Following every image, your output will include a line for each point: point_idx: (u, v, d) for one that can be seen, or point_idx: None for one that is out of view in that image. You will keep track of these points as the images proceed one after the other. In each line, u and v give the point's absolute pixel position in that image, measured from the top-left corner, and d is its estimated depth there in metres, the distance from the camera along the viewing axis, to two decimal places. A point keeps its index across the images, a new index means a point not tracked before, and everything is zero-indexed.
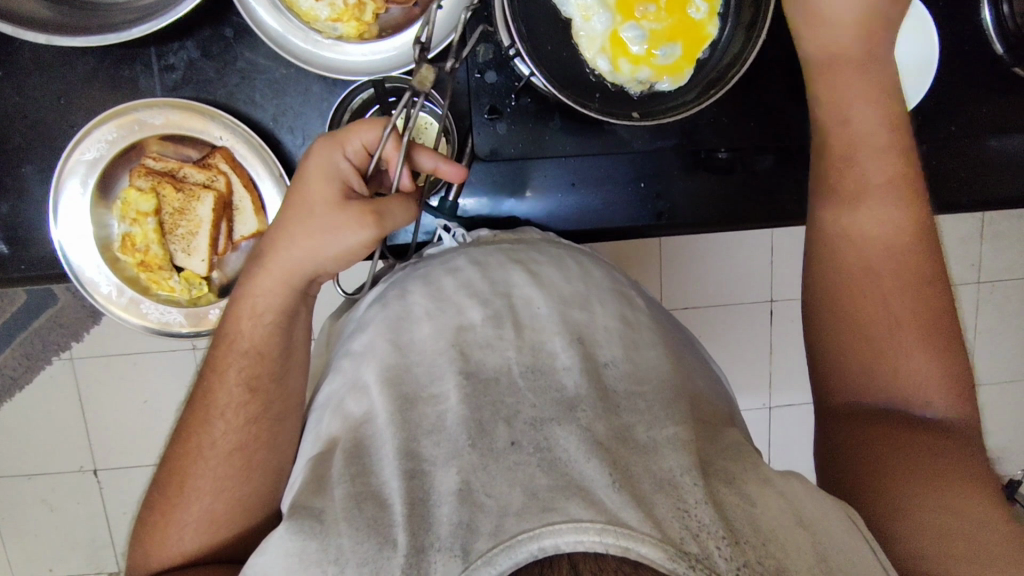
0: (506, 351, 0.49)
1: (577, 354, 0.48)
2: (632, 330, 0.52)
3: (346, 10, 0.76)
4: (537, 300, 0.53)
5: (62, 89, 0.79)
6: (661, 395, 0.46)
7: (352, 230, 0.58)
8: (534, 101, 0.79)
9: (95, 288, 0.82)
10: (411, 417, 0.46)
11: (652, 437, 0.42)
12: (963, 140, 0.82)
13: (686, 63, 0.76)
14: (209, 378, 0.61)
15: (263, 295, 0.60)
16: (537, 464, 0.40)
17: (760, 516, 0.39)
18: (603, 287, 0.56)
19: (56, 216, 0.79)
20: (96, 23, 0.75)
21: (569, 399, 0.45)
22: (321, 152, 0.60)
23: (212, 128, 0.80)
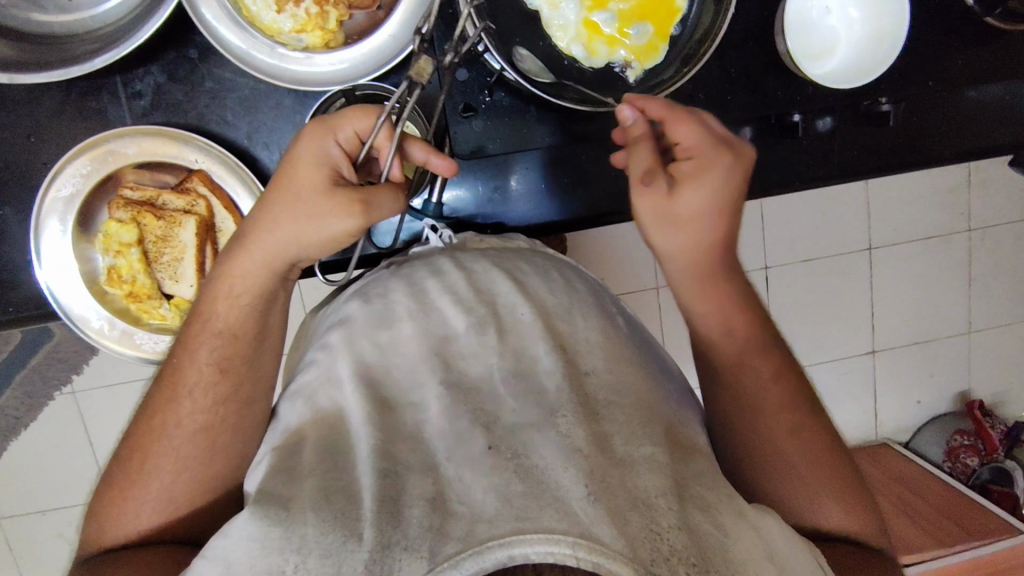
0: (488, 358, 0.42)
1: (558, 360, 0.42)
2: (612, 342, 0.46)
3: (310, 19, 0.73)
4: (521, 305, 0.46)
5: (32, 126, 0.76)
6: (639, 409, 0.41)
7: (335, 219, 0.49)
8: (509, 94, 0.75)
9: (86, 324, 0.80)
10: (391, 426, 0.39)
11: (629, 452, 0.37)
12: (948, 93, 0.78)
13: (660, 41, 0.72)
14: (176, 355, 0.51)
15: (243, 277, 0.51)
16: (513, 470, 0.35)
17: (734, 546, 0.35)
18: (585, 300, 0.50)
19: (39, 258, 0.77)
20: (62, 55, 0.72)
21: (549, 403, 0.39)
22: (305, 138, 0.50)
23: (186, 151, 0.78)
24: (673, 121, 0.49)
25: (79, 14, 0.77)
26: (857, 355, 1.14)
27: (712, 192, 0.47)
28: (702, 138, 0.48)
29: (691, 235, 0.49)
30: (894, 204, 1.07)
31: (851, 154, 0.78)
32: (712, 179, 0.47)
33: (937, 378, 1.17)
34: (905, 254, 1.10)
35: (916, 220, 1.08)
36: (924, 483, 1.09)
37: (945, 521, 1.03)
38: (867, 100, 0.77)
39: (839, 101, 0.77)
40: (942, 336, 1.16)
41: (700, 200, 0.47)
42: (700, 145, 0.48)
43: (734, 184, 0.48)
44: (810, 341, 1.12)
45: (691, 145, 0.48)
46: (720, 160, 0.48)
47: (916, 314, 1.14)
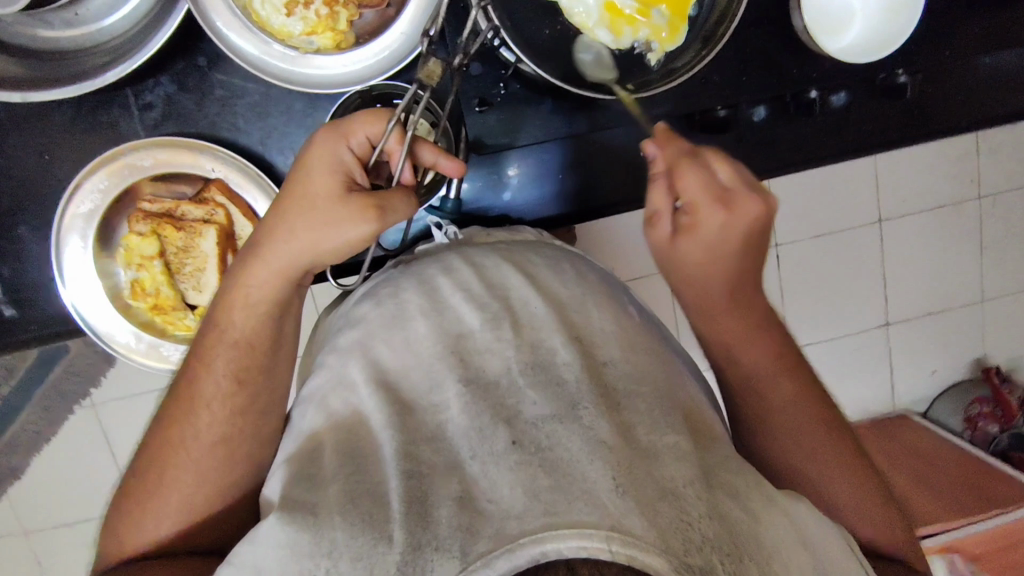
0: (505, 351, 0.41)
1: (575, 350, 0.41)
2: (629, 333, 0.45)
3: (320, 22, 0.72)
4: (535, 300, 0.45)
5: (44, 143, 0.77)
6: (661, 399, 0.40)
7: (349, 226, 0.48)
8: (523, 87, 0.74)
9: (112, 338, 0.80)
10: (410, 424, 0.39)
11: (653, 442, 0.37)
12: (959, 64, 0.76)
13: (681, 20, 0.70)
14: (192, 367, 0.49)
15: (258, 287, 0.49)
16: (539, 464, 0.35)
17: (764, 531, 0.34)
18: (598, 291, 0.50)
19: (63, 276, 0.77)
20: (71, 71, 0.72)
21: (569, 394, 0.38)
22: (318, 144, 0.50)
23: (202, 161, 0.78)
24: (680, 171, 0.48)
25: (83, 27, 0.76)
26: (872, 328, 1.12)
27: (710, 244, 0.49)
28: (706, 189, 0.48)
29: (693, 275, 0.51)
30: (902, 176, 1.05)
31: (864, 130, 0.77)
32: (712, 227, 0.48)
33: (953, 347, 1.15)
34: (920, 224, 1.08)
35: (927, 189, 1.06)
36: (941, 454, 1.07)
37: (959, 489, 1.02)
38: (883, 73, 0.76)
39: (853, 77, 0.75)
40: (952, 306, 1.13)
41: (699, 252, 0.49)
42: (701, 199, 0.48)
43: (734, 236, 0.48)
44: (824, 320, 1.10)
45: (694, 197, 0.48)
46: (717, 218, 0.48)
47: (928, 284, 1.12)
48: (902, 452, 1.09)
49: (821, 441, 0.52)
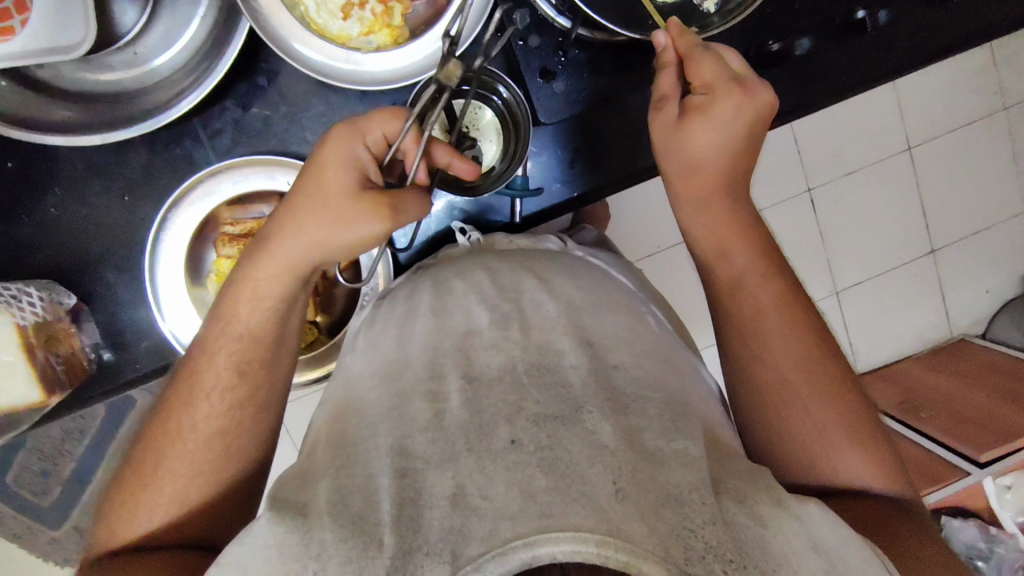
0: (511, 350, 0.40)
1: (584, 355, 0.40)
2: (642, 338, 0.44)
3: (376, 20, 0.70)
4: (547, 303, 0.44)
5: (125, 185, 0.73)
6: (670, 404, 0.38)
7: (364, 224, 0.50)
8: (585, 50, 0.69)
9: None
10: (406, 414, 0.38)
11: (661, 448, 0.34)
12: None
13: None
14: (196, 360, 0.49)
15: (268, 280, 0.49)
16: (537, 465, 0.33)
17: (773, 540, 0.32)
18: (618, 300, 0.48)
19: (161, 310, 0.73)
20: (135, 110, 0.72)
21: (573, 397, 0.37)
22: (332, 141, 0.51)
23: (276, 173, 0.73)
24: (693, 58, 0.53)
25: (142, 66, 0.75)
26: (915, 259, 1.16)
27: (722, 124, 0.52)
28: (721, 74, 0.52)
29: (697, 158, 0.53)
30: (922, 101, 1.10)
31: (917, 41, 0.71)
32: (725, 108, 0.52)
33: (1009, 265, 1.18)
34: (927, 155, 1.12)
35: (951, 112, 1.11)
36: (1016, 366, 1.09)
37: (1011, 411, 1.03)
38: None
39: None
40: (997, 221, 1.17)
41: (709, 132, 0.52)
42: (716, 80, 0.52)
43: (744, 121, 0.52)
44: (862, 261, 1.15)
45: (708, 80, 0.52)
46: (734, 97, 0.52)
47: (964, 203, 1.15)
48: (983, 371, 1.11)
49: (814, 383, 0.47)
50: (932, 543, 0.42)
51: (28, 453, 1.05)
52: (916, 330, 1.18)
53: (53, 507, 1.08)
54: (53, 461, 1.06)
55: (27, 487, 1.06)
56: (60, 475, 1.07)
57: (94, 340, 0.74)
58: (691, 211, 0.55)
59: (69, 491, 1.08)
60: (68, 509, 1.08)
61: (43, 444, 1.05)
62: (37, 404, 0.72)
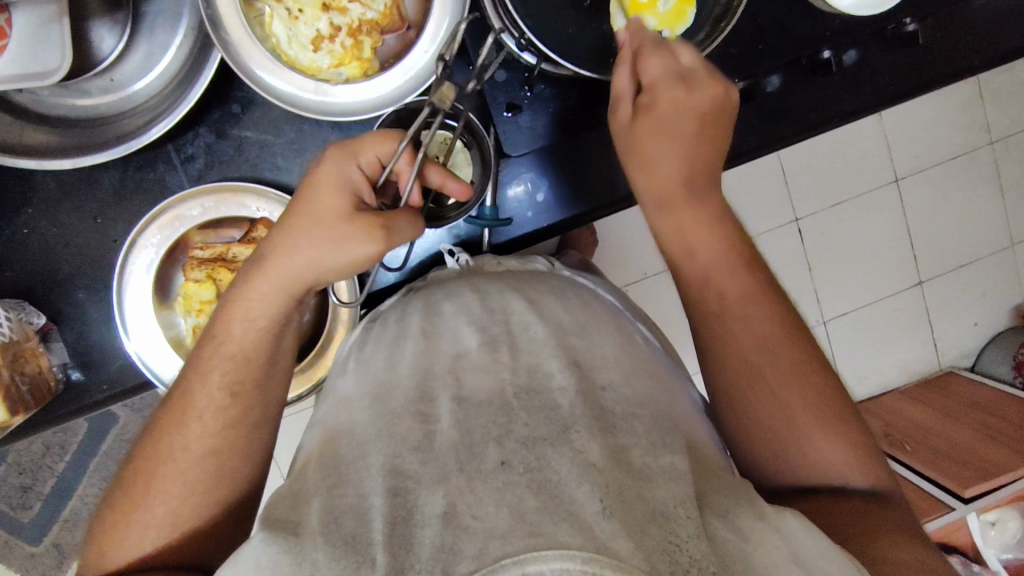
0: (500, 373, 0.41)
1: (572, 376, 0.41)
2: (627, 357, 0.45)
3: (346, 53, 0.71)
4: (535, 326, 0.45)
5: (96, 206, 0.73)
6: (656, 422, 0.40)
7: (358, 245, 0.50)
8: (551, 86, 0.71)
9: None
10: (398, 434, 0.39)
11: (647, 465, 0.36)
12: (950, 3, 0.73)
13: (686, 6, 0.66)
14: (187, 383, 0.49)
15: (262, 301, 0.50)
16: (526, 485, 0.34)
17: (755, 554, 0.33)
18: (603, 318, 0.50)
19: (126, 329, 0.72)
20: (110, 135, 0.72)
21: (561, 418, 0.38)
22: (326, 164, 0.52)
23: (248, 202, 0.74)
24: (648, 54, 0.55)
25: (119, 92, 0.76)
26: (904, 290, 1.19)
27: (665, 121, 0.53)
28: (667, 72, 0.54)
29: (647, 157, 0.54)
30: (910, 135, 1.13)
31: (885, 82, 0.74)
32: (665, 103, 0.53)
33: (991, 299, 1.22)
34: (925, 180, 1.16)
35: (937, 143, 1.14)
36: (996, 401, 1.14)
37: (994, 448, 1.08)
38: (891, 24, 0.73)
39: (864, 32, 0.73)
40: (982, 255, 1.21)
41: (655, 129, 0.54)
42: (661, 76, 0.54)
43: (688, 115, 0.54)
44: (848, 290, 1.18)
45: (655, 76, 0.54)
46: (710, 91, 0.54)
47: (945, 237, 1.19)
48: (963, 407, 1.15)
49: (789, 369, 0.48)
50: (912, 539, 0.43)
51: (9, 465, 1.03)
52: (898, 360, 1.22)
53: (30, 523, 1.05)
54: (31, 476, 1.03)
55: (7, 501, 1.04)
56: (39, 489, 1.04)
57: (62, 360, 0.73)
58: (659, 218, 0.55)
59: (46, 505, 1.05)
60: (45, 526, 1.05)
61: (23, 459, 1.03)
62: (2, 424, 0.69)
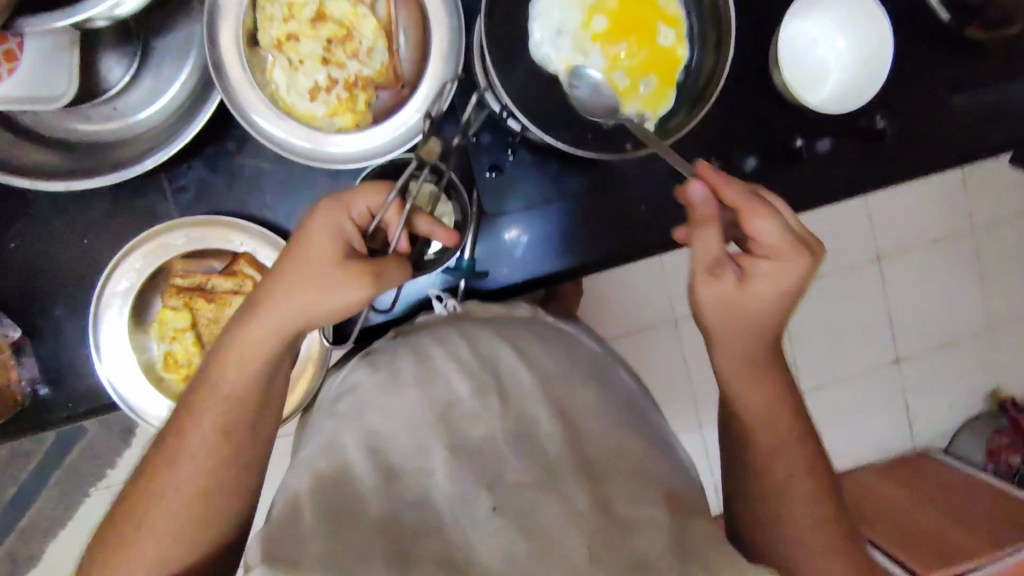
0: (491, 421, 0.44)
1: (558, 424, 0.43)
2: (612, 409, 0.47)
3: (341, 104, 0.74)
4: (522, 370, 0.48)
5: (84, 227, 0.74)
6: (635, 471, 0.42)
7: (348, 290, 0.52)
8: (531, 152, 0.76)
9: (146, 414, 0.77)
10: (393, 490, 0.41)
11: (628, 514, 0.38)
12: (931, 100, 0.76)
13: (669, 89, 0.72)
14: (178, 419, 0.50)
15: (255, 345, 0.51)
16: (517, 532, 0.37)
17: None
18: (587, 369, 0.51)
19: (98, 351, 0.74)
20: (105, 161, 0.73)
21: (549, 466, 0.41)
22: (320, 213, 0.54)
23: (232, 237, 0.76)
24: (754, 216, 0.53)
25: (121, 120, 0.77)
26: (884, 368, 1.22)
27: (779, 287, 0.54)
28: (784, 239, 0.53)
29: (745, 308, 0.55)
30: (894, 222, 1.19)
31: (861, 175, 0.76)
32: (781, 271, 0.54)
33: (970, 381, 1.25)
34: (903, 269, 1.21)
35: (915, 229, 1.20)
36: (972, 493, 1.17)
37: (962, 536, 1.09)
38: (862, 119, 0.76)
39: (836, 123, 0.75)
40: (961, 340, 1.25)
41: (765, 294, 0.54)
42: (780, 244, 0.53)
43: (796, 284, 0.55)
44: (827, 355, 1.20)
45: (773, 242, 0.53)
46: (798, 262, 0.54)
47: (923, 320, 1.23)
48: (935, 489, 1.19)
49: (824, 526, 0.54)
50: None
51: None
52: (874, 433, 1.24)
53: None
54: None
55: None
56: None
57: (32, 374, 0.74)
58: (727, 368, 0.58)
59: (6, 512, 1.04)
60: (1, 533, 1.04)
61: None
62: None
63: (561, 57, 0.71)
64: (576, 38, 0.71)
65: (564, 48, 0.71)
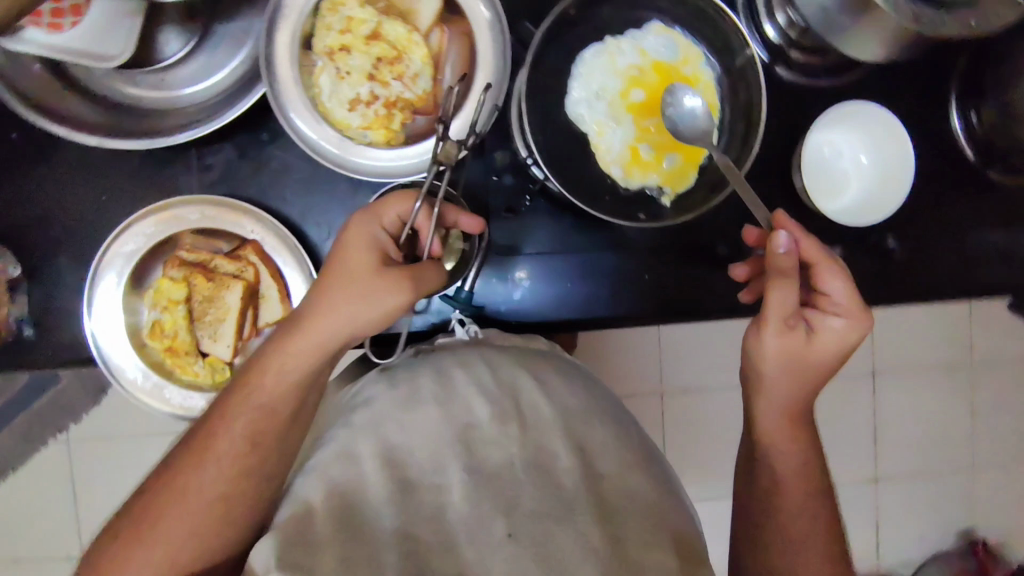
0: (510, 447, 0.46)
1: (574, 457, 0.46)
2: (625, 444, 0.49)
3: (377, 120, 0.76)
4: (543, 406, 0.50)
5: (104, 184, 0.78)
6: (645, 507, 0.44)
7: (388, 296, 0.54)
8: (548, 201, 0.80)
9: (121, 373, 0.78)
10: (408, 503, 0.44)
11: (638, 551, 0.41)
12: (948, 231, 0.81)
13: (690, 169, 0.78)
14: (214, 419, 0.54)
15: (296, 358, 0.54)
16: (534, 561, 0.40)
17: None
18: (600, 401, 0.54)
19: (90, 307, 0.76)
20: (142, 126, 0.75)
21: (568, 499, 0.43)
22: (354, 225, 0.56)
23: (245, 223, 0.78)
24: (829, 274, 0.61)
25: (167, 91, 0.80)
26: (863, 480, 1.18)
27: (842, 345, 0.61)
28: (850, 299, 0.61)
29: (806, 359, 0.62)
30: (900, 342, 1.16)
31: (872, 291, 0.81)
32: (846, 329, 0.61)
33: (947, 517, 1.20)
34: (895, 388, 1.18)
35: (923, 352, 1.17)
36: None
37: None
38: (875, 237, 0.81)
39: (851, 234, 0.81)
40: (945, 474, 1.19)
41: (831, 349, 0.62)
42: (848, 304, 0.61)
43: (850, 345, 0.62)
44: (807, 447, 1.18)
45: (842, 301, 0.61)
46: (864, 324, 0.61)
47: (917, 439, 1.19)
48: None
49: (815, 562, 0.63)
50: None
51: None
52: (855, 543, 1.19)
53: None
54: None
55: None
56: None
57: (20, 314, 0.77)
58: (761, 409, 0.65)
59: None
60: None
61: None
62: None
63: (595, 119, 0.78)
64: (612, 105, 0.78)
65: (599, 111, 0.78)
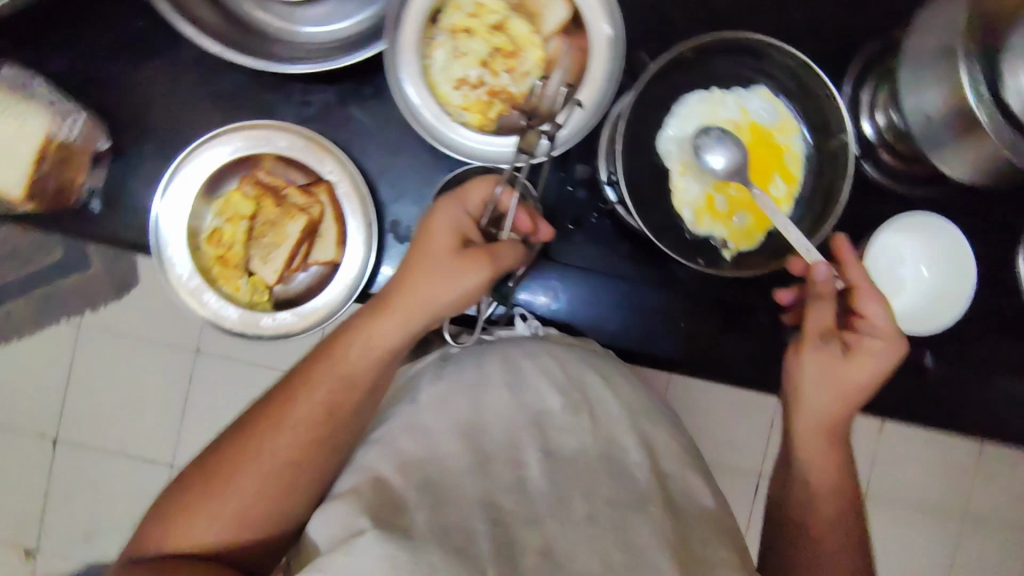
0: (582, 433, 0.54)
1: (642, 463, 0.54)
2: (655, 462, 0.55)
3: (477, 104, 0.78)
4: (613, 403, 0.57)
5: (209, 91, 0.82)
6: (695, 519, 0.52)
7: (468, 275, 0.59)
8: (614, 226, 0.84)
9: (170, 267, 0.80)
10: (491, 474, 0.50)
11: (705, 552, 0.49)
12: (982, 372, 0.85)
13: (758, 231, 0.81)
14: (298, 386, 0.59)
15: (384, 336, 0.59)
16: (615, 540, 0.47)
17: None
18: (647, 416, 0.59)
19: (163, 194, 0.79)
20: (261, 50, 0.79)
21: (642, 494, 0.51)
22: (439, 210, 0.61)
23: (325, 162, 0.81)
24: (868, 299, 0.66)
25: (289, 22, 0.83)
26: None
27: (875, 368, 0.66)
28: (885, 324, 0.65)
29: (840, 376, 0.66)
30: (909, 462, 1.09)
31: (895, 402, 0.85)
32: (878, 353, 0.65)
33: None
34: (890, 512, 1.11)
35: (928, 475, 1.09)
36: None
37: None
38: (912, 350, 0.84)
39: None
40: None
41: (864, 371, 0.66)
42: (883, 327, 0.65)
43: (886, 369, 0.66)
44: None
45: (876, 323, 0.66)
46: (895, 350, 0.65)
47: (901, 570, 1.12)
48: None
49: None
50: None
51: None
52: None
53: None
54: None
55: None
56: None
57: (93, 187, 0.81)
58: (803, 427, 0.70)
59: None
60: None
61: None
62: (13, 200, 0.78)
63: (680, 160, 0.81)
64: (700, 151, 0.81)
65: (687, 154, 0.81)
